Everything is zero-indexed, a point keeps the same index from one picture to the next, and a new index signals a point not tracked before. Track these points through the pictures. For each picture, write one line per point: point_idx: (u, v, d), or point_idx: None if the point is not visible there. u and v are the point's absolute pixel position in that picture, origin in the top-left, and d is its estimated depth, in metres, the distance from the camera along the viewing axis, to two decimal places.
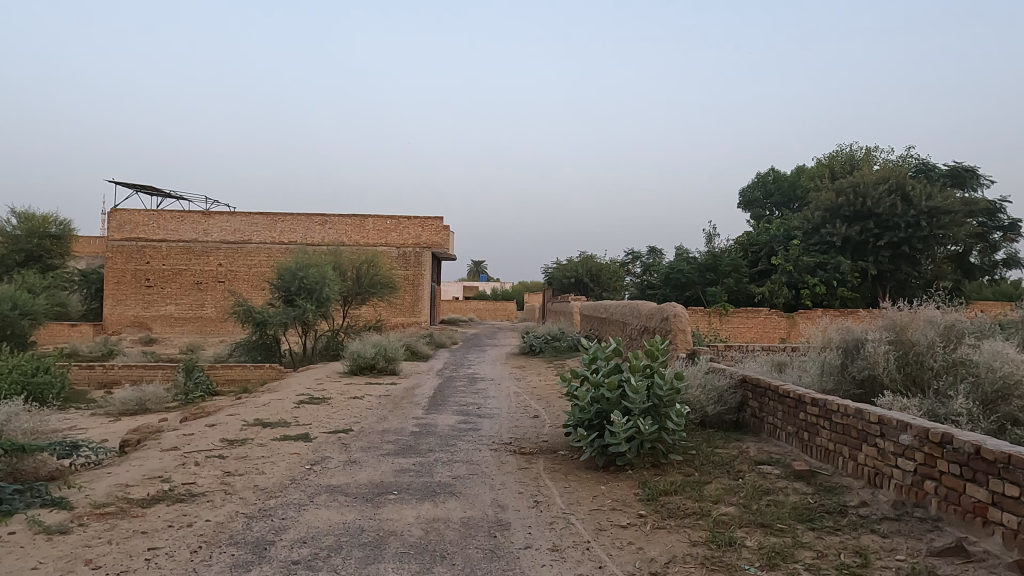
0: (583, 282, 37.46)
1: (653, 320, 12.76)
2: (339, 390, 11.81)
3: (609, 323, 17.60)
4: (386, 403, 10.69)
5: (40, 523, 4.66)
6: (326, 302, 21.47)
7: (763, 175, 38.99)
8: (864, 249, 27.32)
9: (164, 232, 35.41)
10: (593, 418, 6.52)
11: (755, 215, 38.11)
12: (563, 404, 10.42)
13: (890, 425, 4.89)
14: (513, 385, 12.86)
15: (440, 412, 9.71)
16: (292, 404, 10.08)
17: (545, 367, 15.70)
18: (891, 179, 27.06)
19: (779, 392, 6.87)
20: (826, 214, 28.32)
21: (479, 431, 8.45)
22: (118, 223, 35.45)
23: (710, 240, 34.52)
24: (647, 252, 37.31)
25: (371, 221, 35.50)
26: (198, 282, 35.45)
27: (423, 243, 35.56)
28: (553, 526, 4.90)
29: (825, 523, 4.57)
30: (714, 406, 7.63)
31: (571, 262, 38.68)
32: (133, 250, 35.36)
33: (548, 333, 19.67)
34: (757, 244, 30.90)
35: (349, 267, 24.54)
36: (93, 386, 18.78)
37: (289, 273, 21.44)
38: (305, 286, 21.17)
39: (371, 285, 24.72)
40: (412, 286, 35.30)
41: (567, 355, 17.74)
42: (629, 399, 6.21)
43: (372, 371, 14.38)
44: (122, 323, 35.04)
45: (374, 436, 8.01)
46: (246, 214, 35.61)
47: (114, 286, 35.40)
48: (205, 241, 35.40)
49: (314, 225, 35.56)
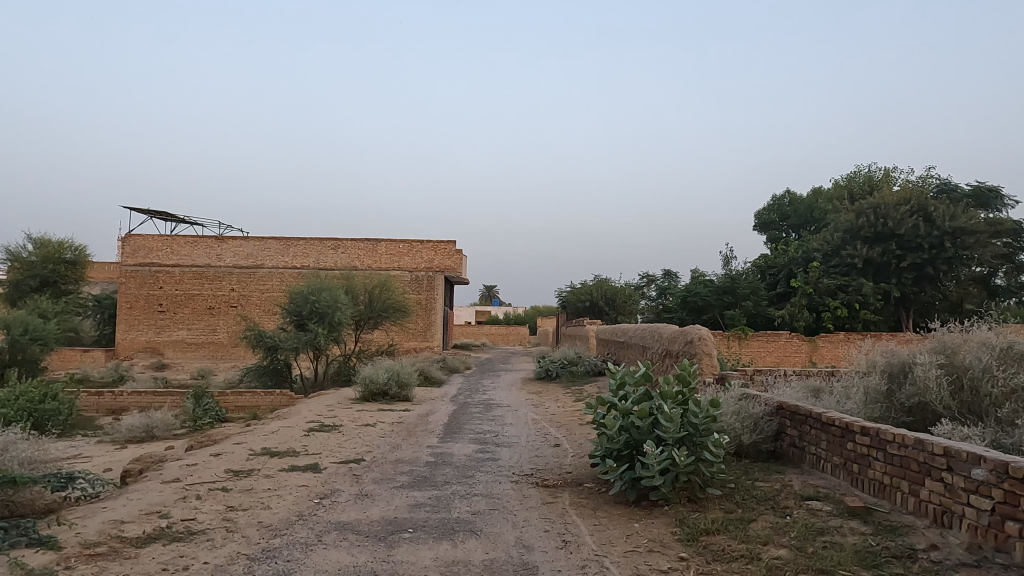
0: (598, 306, 36.69)
1: (675, 343, 12.37)
2: (350, 418, 11.37)
3: (628, 347, 17.07)
4: (399, 431, 10.23)
5: (23, 566, 4.25)
6: (338, 326, 21.15)
7: (777, 197, 38.61)
8: (887, 271, 26.77)
9: (177, 257, 35.51)
10: (622, 448, 6.09)
11: (771, 237, 37.66)
12: (584, 433, 9.91)
13: (958, 458, 4.41)
14: (530, 412, 12.32)
15: (456, 441, 9.22)
16: (301, 432, 9.64)
17: (563, 393, 15.17)
18: (912, 200, 26.56)
19: (822, 420, 6.39)
20: (846, 235, 27.88)
21: (498, 461, 7.97)
22: (132, 247, 35.64)
23: (727, 262, 34.05)
24: (661, 276, 36.90)
25: (384, 245, 35.39)
26: (211, 306, 35.33)
27: (435, 267, 35.27)
28: (585, 570, 4.41)
29: (894, 571, 4.08)
30: (750, 435, 7.15)
31: (586, 285, 38.00)
32: (147, 275, 35.44)
33: (565, 356, 19.15)
34: (774, 267, 30.44)
35: (361, 291, 24.30)
36: (101, 413, 18.47)
37: (301, 297, 21.18)
38: (317, 310, 20.88)
39: (384, 309, 24.39)
40: (425, 311, 34.95)
41: (585, 380, 17.20)
42: (662, 428, 5.78)
43: (384, 398, 13.96)
44: (135, 348, 34.95)
45: (387, 467, 7.57)
46: (259, 239, 35.61)
47: (127, 311, 35.43)
48: (218, 266, 35.41)
49: (326, 250, 35.48)
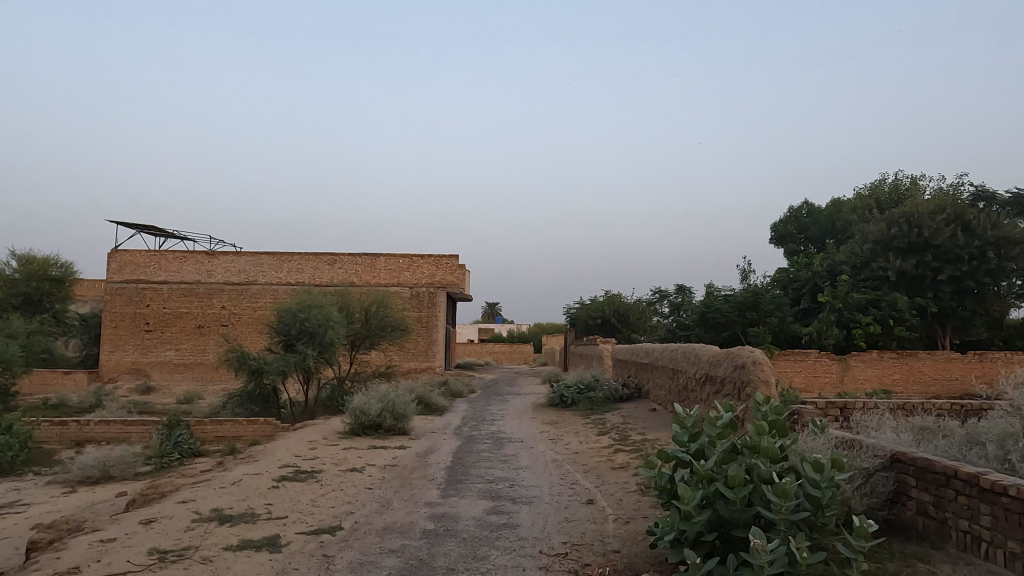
0: (610, 323, 34.72)
1: (717, 366, 10.51)
2: (335, 460, 9.48)
3: (653, 369, 15.19)
4: (392, 479, 8.31)
5: None
6: (330, 347, 19.26)
7: (794, 209, 36.92)
8: (922, 284, 24.94)
9: (166, 273, 33.80)
10: (705, 533, 4.24)
11: (789, 250, 35.90)
12: (622, 483, 7.97)
13: None
14: (549, 450, 10.40)
15: (463, 496, 7.30)
16: (269, 484, 7.75)
17: (583, 423, 13.25)
18: (948, 208, 24.85)
19: (982, 486, 4.49)
20: (877, 246, 26.10)
21: (518, 529, 6.06)
22: (119, 263, 33.96)
23: (745, 276, 32.23)
24: (675, 291, 35.13)
25: (383, 260, 33.64)
26: (200, 325, 33.48)
27: (437, 282, 33.45)
28: None
29: None
30: (862, 500, 5.27)
31: (596, 301, 36.09)
32: (134, 292, 33.70)
33: (581, 380, 17.23)
34: (797, 280, 28.64)
35: (357, 308, 22.49)
36: (65, 445, 16.57)
37: (289, 315, 19.36)
38: (307, 329, 19.01)
39: (381, 327, 22.54)
40: (425, 329, 33.04)
41: (605, 406, 15.30)
42: (772, 506, 3.95)
43: (377, 431, 12.03)
44: (120, 370, 33.09)
45: (370, 542, 5.66)
46: (252, 254, 33.90)
47: (112, 331, 33.62)
48: (208, 282, 33.66)
49: (322, 265, 33.71)
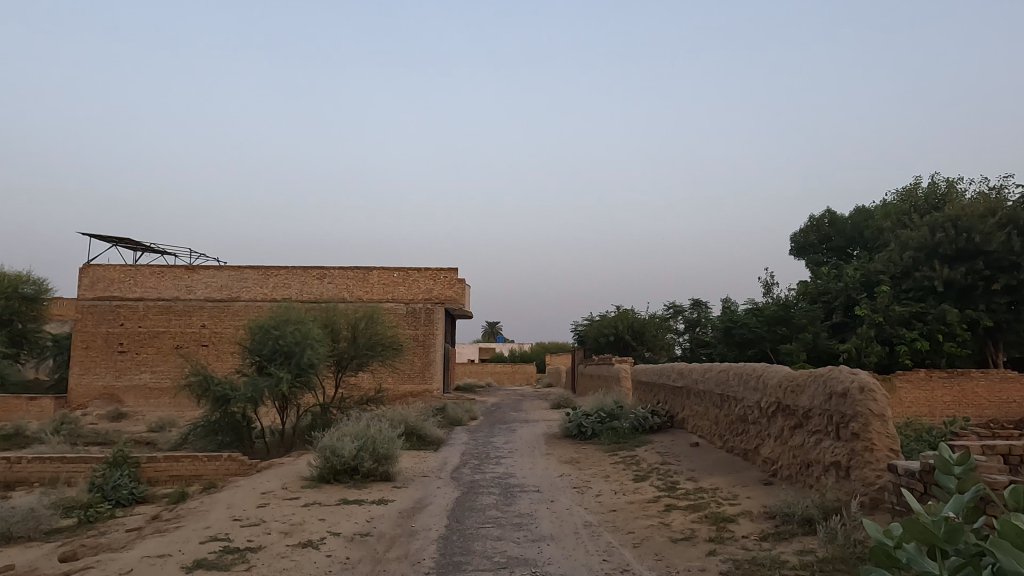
0: (622, 341, 32.18)
1: (798, 394, 7.96)
2: (287, 526, 6.91)
3: (692, 394, 12.67)
4: (359, 564, 5.74)
5: None
6: (309, 369, 16.68)
7: (815, 218, 34.70)
8: (973, 295, 22.45)
9: (142, 289, 31.31)
10: None
11: (811, 262, 33.57)
12: (696, 570, 5.40)
13: None
14: (576, 507, 7.81)
15: None
16: None
17: (610, 463, 10.67)
18: (1000, 211, 22.42)
19: None
20: (919, 254, 23.62)
21: None
22: (92, 279, 31.49)
23: (768, 289, 29.78)
24: (690, 306, 32.70)
25: (376, 273, 31.15)
26: (178, 346, 30.88)
27: (434, 297, 30.93)
28: None
29: None
30: None
31: (606, 317, 33.53)
32: (107, 310, 31.17)
33: (601, 407, 14.67)
34: (828, 292, 26.22)
35: (344, 325, 19.98)
36: None
37: (262, 332, 16.82)
38: (282, 349, 16.45)
39: (369, 346, 19.97)
40: (422, 349, 30.48)
41: (633, 440, 12.75)
42: None
43: (353, 478, 9.36)
44: (91, 395, 30.46)
45: None
46: (235, 268, 31.45)
47: (82, 352, 31.02)
48: (187, 299, 31.15)
49: (311, 279, 31.20)
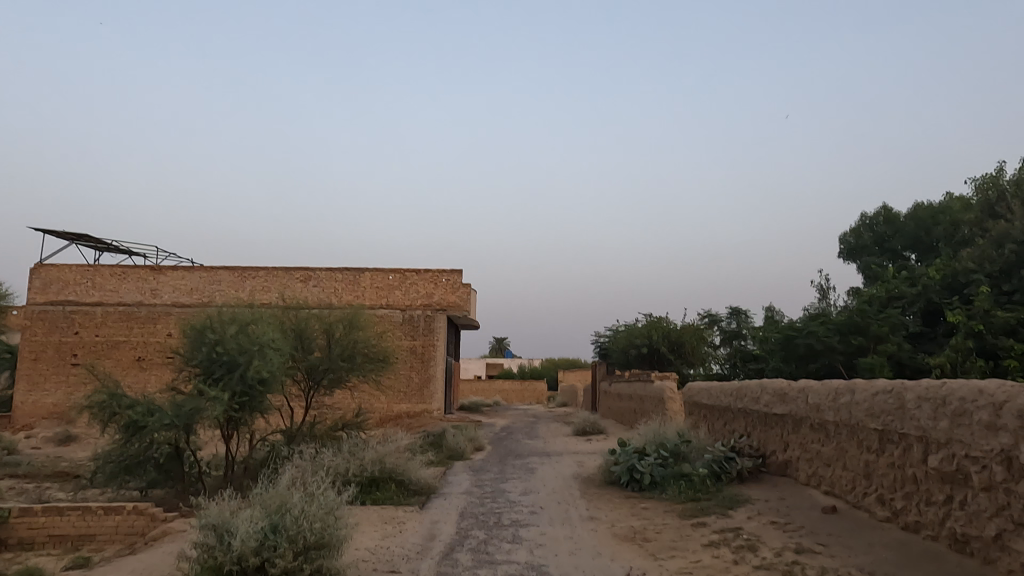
0: (654, 354, 27.94)
1: None
2: None
3: (806, 427, 8.32)
4: None
5: None
6: (258, 387, 12.46)
7: (869, 216, 30.40)
8: None
9: (100, 293, 27.29)
10: None
11: (868, 265, 29.40)
12: None
13: None
14: None
15: None
16: None
17: (707, 547, 6.40)
18: None
19: None
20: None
21: None
22: (44, 281, 27.56)
23: (825, 293, 25.60)
24: (729, 314, 28.75)
25: (369, 276, 27.06)
26: (140, 358, 26.84)
27: (435, 303, 26.75)
28: None
29: None
30: None
31: (634, 327, 29.25)
32: (60, 317, 27.18)
33: (661, 444, 10.36)
34: (903, 296, 21.54)
35: (316, 329, 15.84)
36: None
37: (197, 337, 12.65)
38: (222, 359, 12.32)
39: (347, 357, 15.77)
40: (420, 363, 26.32)
41: (718, 496, 8.47)
42: None
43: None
44: (39, 415, 26.45)
45: None
46: (207, 269, 27.49)
47: (30, 365, 27.01)
48: (152, 304, 27.12)
49: (295, 282, 27.10)
